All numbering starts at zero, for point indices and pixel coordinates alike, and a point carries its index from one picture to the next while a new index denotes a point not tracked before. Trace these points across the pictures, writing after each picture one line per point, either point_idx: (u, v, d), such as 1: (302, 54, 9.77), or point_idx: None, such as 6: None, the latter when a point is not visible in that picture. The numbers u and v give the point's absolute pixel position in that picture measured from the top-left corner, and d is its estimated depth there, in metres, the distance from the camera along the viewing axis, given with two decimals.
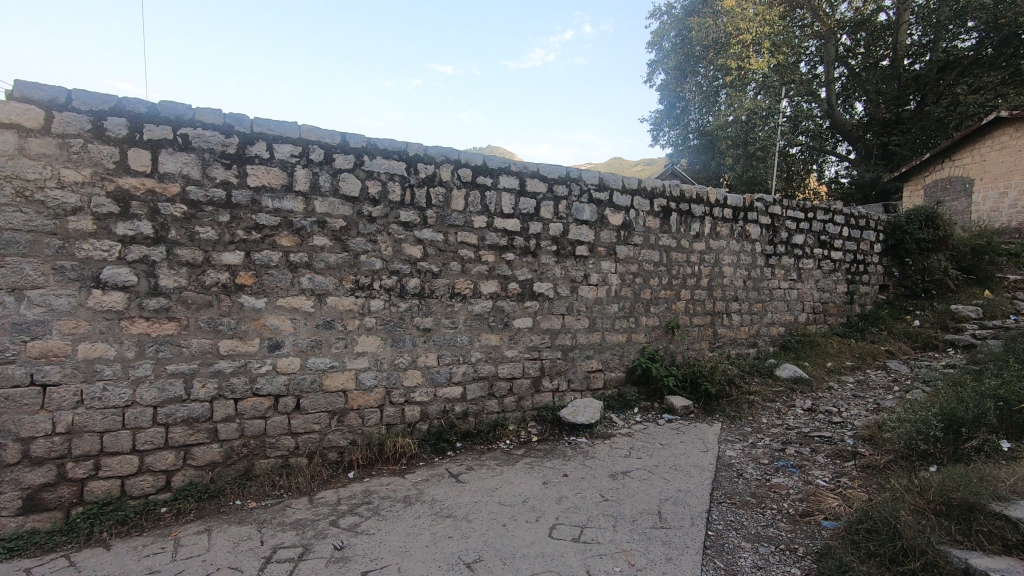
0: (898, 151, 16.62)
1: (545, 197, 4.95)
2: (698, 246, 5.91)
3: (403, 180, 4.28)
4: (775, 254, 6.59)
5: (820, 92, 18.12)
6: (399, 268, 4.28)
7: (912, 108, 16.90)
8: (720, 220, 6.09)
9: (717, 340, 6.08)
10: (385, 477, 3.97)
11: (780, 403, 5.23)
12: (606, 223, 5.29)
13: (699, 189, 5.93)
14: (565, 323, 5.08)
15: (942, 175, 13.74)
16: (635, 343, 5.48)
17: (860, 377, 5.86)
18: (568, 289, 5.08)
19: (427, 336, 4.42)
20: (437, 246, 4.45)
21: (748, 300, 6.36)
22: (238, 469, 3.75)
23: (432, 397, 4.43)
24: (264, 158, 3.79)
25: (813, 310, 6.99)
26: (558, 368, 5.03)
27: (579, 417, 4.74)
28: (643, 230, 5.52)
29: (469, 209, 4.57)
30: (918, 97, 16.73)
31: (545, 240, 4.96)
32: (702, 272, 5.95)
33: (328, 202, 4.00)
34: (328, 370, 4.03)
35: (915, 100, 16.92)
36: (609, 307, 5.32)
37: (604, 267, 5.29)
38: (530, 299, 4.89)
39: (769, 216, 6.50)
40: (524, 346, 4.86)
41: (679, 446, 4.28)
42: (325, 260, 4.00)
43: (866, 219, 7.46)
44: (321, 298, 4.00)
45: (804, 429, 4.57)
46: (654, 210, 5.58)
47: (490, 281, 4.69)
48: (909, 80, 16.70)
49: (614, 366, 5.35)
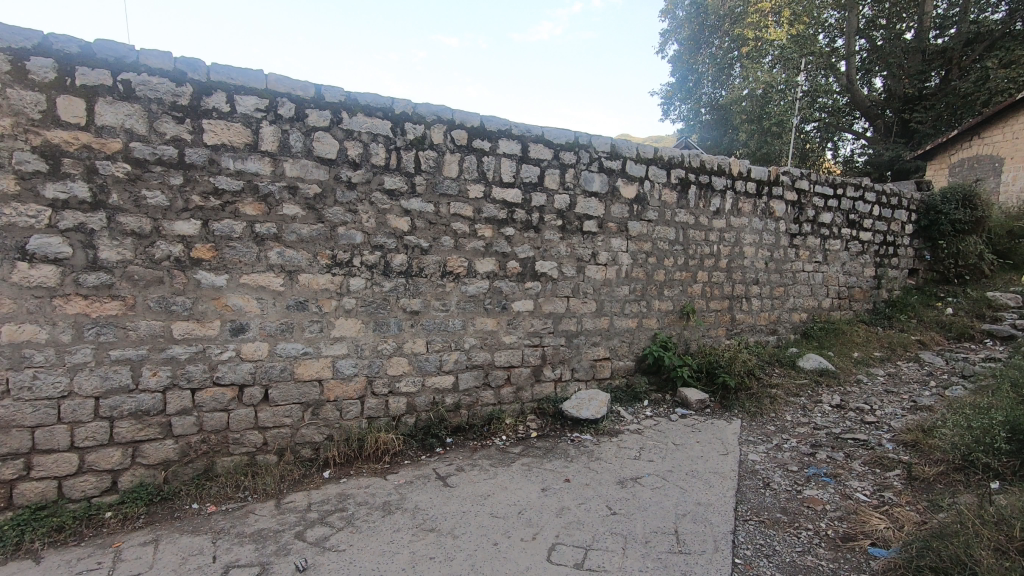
0: (921, 129, 15.84)
1: (549, 165, 4.40)
2: (717, 224, 5.37)
3: (387, 141, 3.74)
4: (800, 233, 6.04)
5: (840, 65, 17.25)
6: (383, 242, 3.78)
7: (936, 83, 16.07)
8: (742, 195, 5.53)
9: (734, 326, 5.58)
10: (364, 478, 3.52)
11: (805, 398, 4.75)
12: (618, 196, 4.75)
13: (721, 160, 5.36)
14: (570, 306, 4.58)
15: (969, 153, 13.02)
16: (646, 329, 4.99)
17: (891, 370, 5.36)
18: (574, 269, 4.57)
19: (415, 319, 3.93)
20: (427, 218, 3.93)
21: (770, 284, 5.84)
22: (197, 468, 3.31)
23: (420, 387, 3.97)
24: (223, 111, 3.26)
25: (837, 295, 6.47)
26: (561, 356, 4.56)
27: (582, 412, 4.25)
28: (659, 205, 4.98)
29: (464, 176, 4.04)
30: (943, 71, 15.86)
31: (550, 214, 4.43)
32: (721, 252, 5.42)
33: (300, 165, 3.48)
34: (300, 357, 3.56)
35: (939, 75, 16.08)
36: (618, 289, 4.81)
37: (614, 245, 4.77)
38: (532, 279, 4.38)
39: (795, 191, 5.93)
40: (524, 331, 4.37)
41: (696, 448, 3.82)
42: (297, 232, 3.50)
43: (899, 197, 6.87)
44: (293, 276, 3.51)
45: (835, 429, 4.09)
46: (671, 182, 5.03)
47: (487, 259, 4.18)
48: (935, 54, 15.84)
49: (622, 354, 4.87)
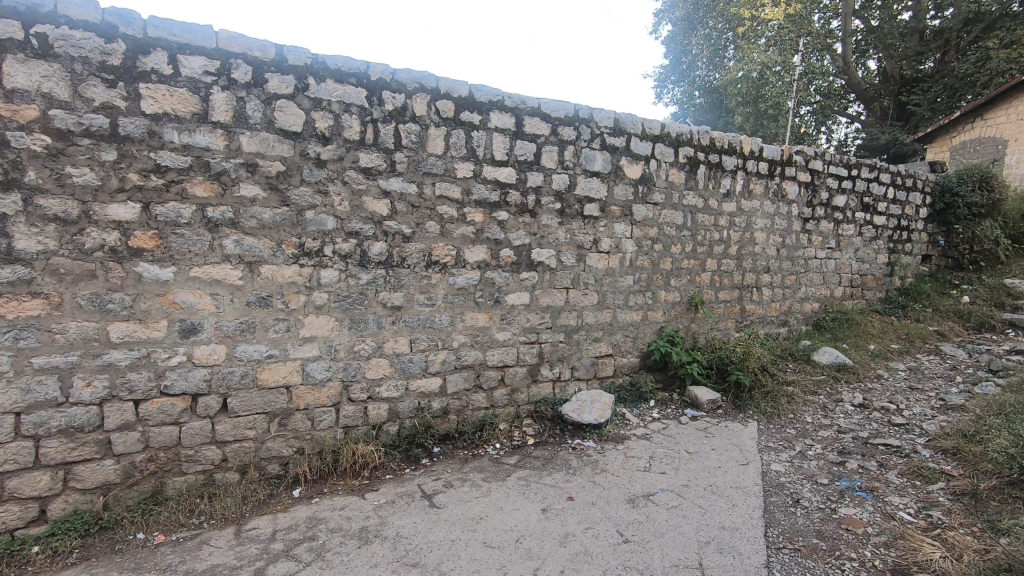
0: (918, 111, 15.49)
1: (547, 141, 3.94)
2: (727, 207, 4.96)
3: (362, 112, 3.26)
4: (813, 218, 5.64)
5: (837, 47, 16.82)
6: (359, 228, 3.31)
7: (933, 65, 15.71)
8: (754, 176, 5.11)
9: (744, 318, 5.19)
10: (339, 497, 3.09)
11: (824, 396, 4.38)
12: (621, 177, 4.30)
13: (732, 138, 4.92)
14: (570, 299, 4.15)
15: (972, 134, 12.63)
16: (651, 322, 4.59)
17: (912, 364, 5.00)
18: (574, 257, 4.14)
19: (397, 315, 3.48)
20: (409, 201, 3.47)
21: (781, 272, 5.44)
22: (143, 491, 2.86)
23: (404, 391, 3.54)
24: (164, 74, 2.76)
25: (850, 283, 6.09)
26: (560, 353, 4.14)
27: (584, 416, 3.84)
28: (666, 186, 4.54)
29: (450, 152, 3.57)
30: (940, 54, 15.42)
31: (547, 196, 3.98)
32: (731, 238, 5.01)
33: (260, 139, 3.00)
34: (264, 360, 3.11)
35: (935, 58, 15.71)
36: (622, 279, 4.39)
37: (618, 231, 4.33)
38: (527, 269, 3.94)
39: (808, 172, 5.51)
40: (519, 327, 3.94)
41: (712, 457, 3.43)
42: (258, 217, 3.03)
43: (914, 178, 6.49)
44: (253, 267, 3.05)
45: (862, 433, 3.72)
46: (679, 162, 4.59)
47: (478, 247, 3.73)
48: (932, 35, 15.36)
49: (625, 349, 4.47)
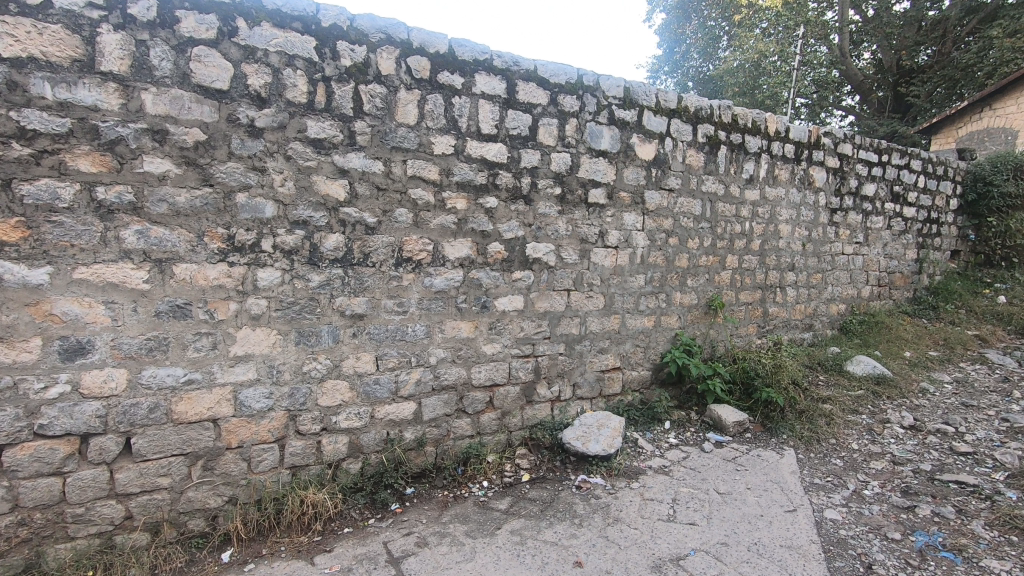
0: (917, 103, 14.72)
1: (545, 113, 3.25)
2: (750, 196, 4.30)
3: (310, 68, 2.55)
4: (841, 208, 5.01)
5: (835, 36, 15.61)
6: (308, 217, 2.61)
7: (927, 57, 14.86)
8: (779, 161, 4.46)
9: (766, 323, 4.56)
10: (280, 562, 2.38)
11: (866, 415, 3.75)
12: (632, 158, 3.62)
13: (756, 115, 4.26)
14: (571, 303, 3.47)
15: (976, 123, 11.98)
16: (664, 329, 3.93)
17: (958, 375, 4.39)
18: (577, 253, 3.46)
19: (358, 326, 2.78)
20: (374, 182, 2.76)
21: (807, 270, 4.82)
22: (11, 565, 2.15)
23: (368, 420, 2.85)
24: (29, 3, 2.02)
25: (877, 282, 5.49)
26: (560, 368, 3.47)
27: (590, 445, 3.16)
28: (682, 170, 3.87)
29: (426, 123, 2.87)
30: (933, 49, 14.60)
31: (545, 179, 3.29)
32: (753, 231, 4.36)
33: (169, 98, 2.27)
34: (179, 387, 2.39)
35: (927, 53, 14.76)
36: (632, 280, 3.72)
37: (627, 222, 3.66)
38: (521, 268, 3.26)
39: (836, 157, 4.88)
40: (510, 338, 3.26)
41: (749, 501, 2.77)
42: (170, 200, 2.31)
43: (945, 166, 5.88)
44: (164, 266, 2.32)
45: (924, 466, 3.08)
46: (697, 141, 3.92)
47: (460, 240, 3.04)
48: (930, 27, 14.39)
49: (635, 362, 3.81)
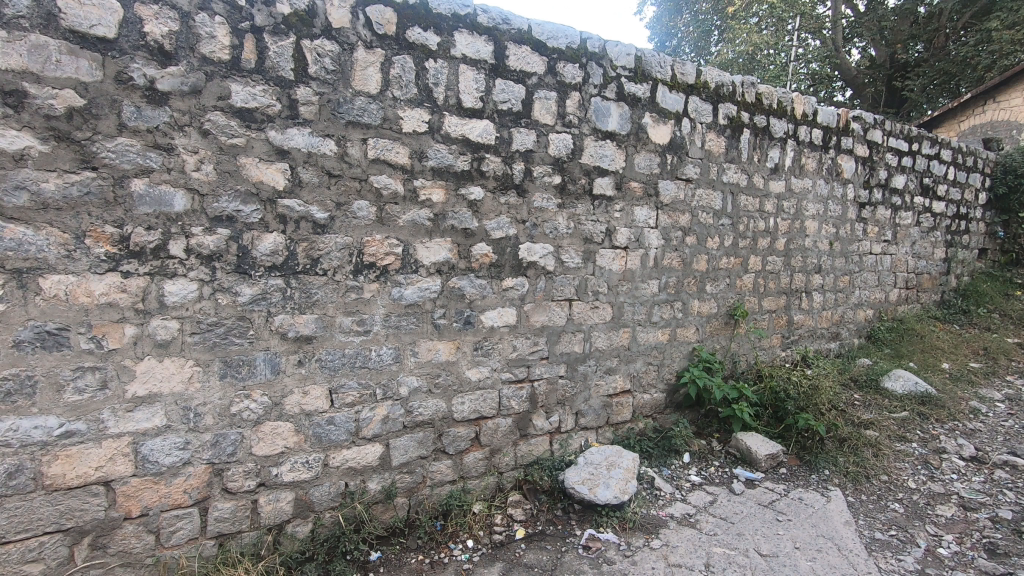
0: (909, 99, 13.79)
1: (541, 84, 2.65)
2: (774, 187, 3.75)
3: (233, 13, 1.93)
4: (870, 202, 4.47)
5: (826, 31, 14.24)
6: (234, 211, 1.99)
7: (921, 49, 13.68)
8: (806, 148, 3.90)
9: (791, 333, 4.02)
10: None
11: (917, 443, 3.21)
12: (644, 141, 3.04)
13: (781, 94, 3.70)
14: (574, 315, 2.89)
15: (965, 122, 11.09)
16: (680, 343, 3.36)
17: (1009, 392, 3.86)
18: (580, 255, 2.87)
19: (305, 351, 2.17)
20: (325, 167, 2.15)
21: (834, 272, 4.28)
22: None
23: (320, 470, 2.24)
24: None
25: (905, 284, 4.96)
26: (559, 394, 2.88)
27: (598, 492, 2.57)
28: (701, 157, 3.30)
29: (391, 91, 2.26)
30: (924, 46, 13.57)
31: (542, 165, 2.69)
32: (778, 228, 3.81)
33: (29, 47, 1.65)
34: (52, 443, 1.77)
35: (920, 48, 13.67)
36: (644, 287, 3.14)
37: (639, 218, 3.08)
38: (514, 274, 2.66)
39: (865, 145, 4.34)
40: (500, 359, 2.67)
41: (803, 568, 2.20)
42: (32, 188, 1.69)
43: (975, 156, 5.38)
44: (26, 280, 1.70)
45: (1004, 514, 2.53)
46: (717, 124, 3.35)
47: (438, 240, 2.44)
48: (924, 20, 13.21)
49: (647, 383, 3.24)
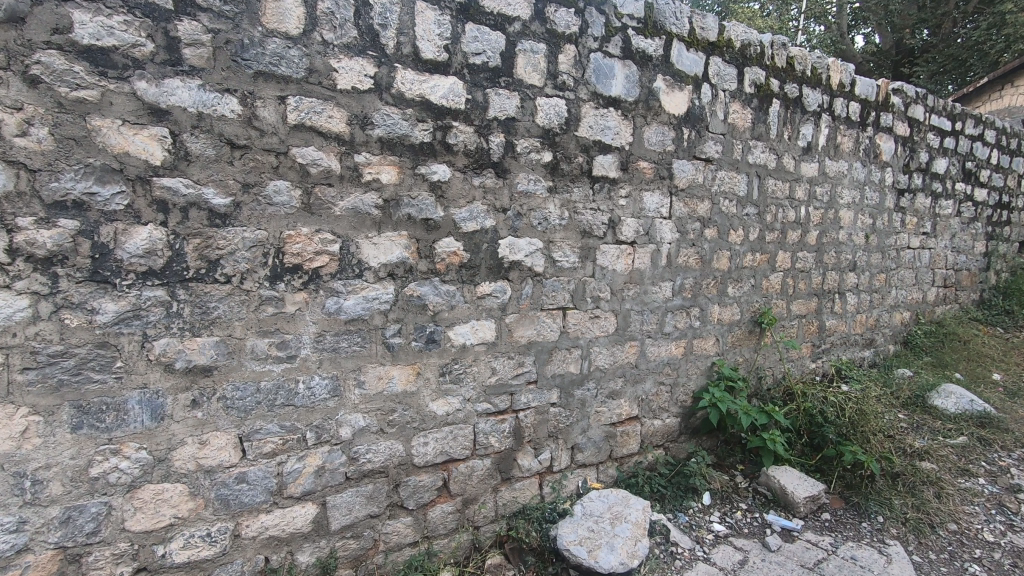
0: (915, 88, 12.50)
1: (526, 32, 2.06)
2: (806, 171, 3.17)
3: None
4: (910, 189, 3.90)
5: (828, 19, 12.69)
6: (84, 194, 1.40)
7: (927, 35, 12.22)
8: (842, 125, 3.32)
9: (822, 341, 3.46)
10: None
11: (986, 479, 2.65)
12: (655, 111, 2.45)
13: (816, 59, 3.11)
14: (569, 328, 2.32)
15: (977, 109, 10.30)
16: (697, 358, 2.80)
17: None
18: (576, 252, 2.30)
19: (203, 386, 1.59)
20: (225, 134, 1.56)
21: (870, 269, 3.71)
22: None
23: (230, 544, 1.67)
24: None
25: (944, 282, 4.40)
26: (551, 426, 2.32)
27: (599, 557, 2.00)
28: (723, 132, 2.72)
29: (319, 32, 1.66)
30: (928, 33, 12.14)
31: (528, 138, 2.11)
32: (809, 219, 3.24)
33: None
34: None
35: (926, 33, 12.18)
36: (654, 291, 2.57)
37: (649, 207, 2.50)
38: (492, 277, 2.09)
39: (905, 123, 3.76)
40: (476, 386, 2.10)
41: None
42: None
43: (1019, 138, 4.80)
44: None
45: None
46: (742, 93, 2.77)
47: (389, 235, 1.86)
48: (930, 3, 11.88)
49: (657, 408, 2.67)
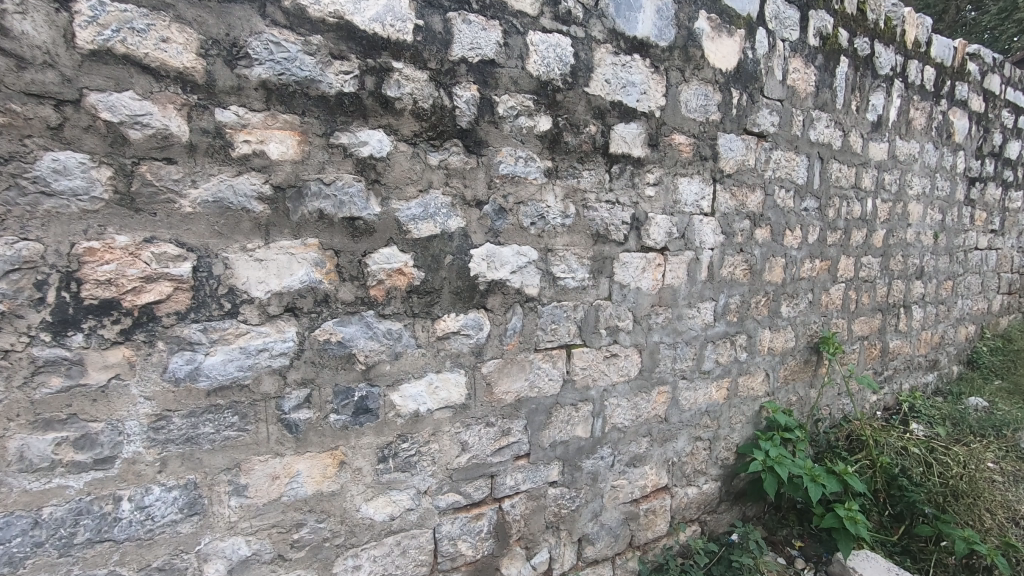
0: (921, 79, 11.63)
1: None
2: (875, 152, 2.47)
3: None
4: (981, 178, 3.21)
5: None
6: None
7: None
8: (914, 95, 2.61)
9: (884, 368, 2.78)
10: None
11: None
12: (696, 62, 1.73)
13: (890, 8, 2.39)
14: (575, 375, 1.61)
15: None
16: (742, 402, 2.10)
17: None
18: (586, 266, 1.58)
19: None
20: None
21: (937, 276, 3.03)
22: None
23: None
24: None
25: (1009, 289, 3.73)
26: (549, 515, 1.61)
27: None
28: (781, 97, 2.01)
29: None
30: None
31: (515, 93, 1.38)
32: (876, 214, 2.54)
33: None
34: None
35: None
36: (691, 316, 1.86)
37: (685, 199, 1.78)
38: (461, 308, 1.37)
39: (980, 96, 3.06)
40: (437, 473, 1.39)
41: None
42: None
43: None
44: None
45: None
46: (805, 45, 2.05)
47: (285, 246, 1.13)
48: None
49: (692, 472, 1.98)
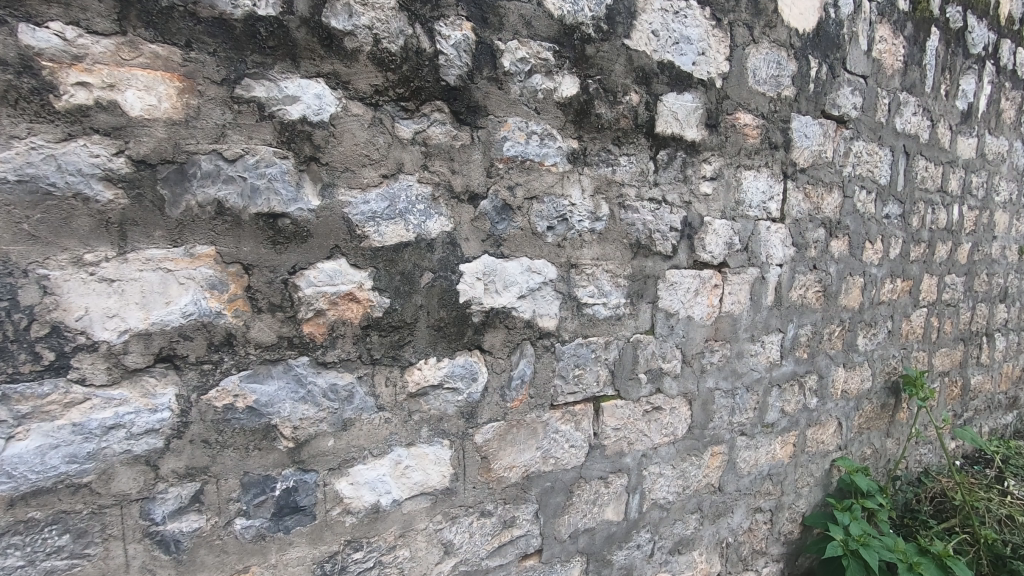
0: None
1: None
2: (963, 149, 2.03)
3: None
4: None
5: None
6: None
7: None
8: (1006, 82, 2.17)
9: (964, 408, 2.32)
10: None
11: None
12: (767, 18, 1.30)
13: None
14: (605, 438, 1.17)
15: None
16: (811, 460, 1.65)
17: None
18: (621, 288, 1.15)
19: None
20: None
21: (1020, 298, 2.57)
22: None
23: None
24: None
25: None
26: None
27: None
28: (865, 73, 1.57)
29: None
30: None
31: (526, 40, 0.95)
32: (962, 224, 2.09)
33: None
34: None
35: None
36: (754, 353, 1.42)
37: (750, 199, 1.35)
38: (445, 349, 0.94)
39: None
40: None
41: None
42: None
43: None
44: None
45: None
46: (894, 9, 1.62)
47: (155, 257, 0.70)
48: None
49: (751, 554, 1.53)
